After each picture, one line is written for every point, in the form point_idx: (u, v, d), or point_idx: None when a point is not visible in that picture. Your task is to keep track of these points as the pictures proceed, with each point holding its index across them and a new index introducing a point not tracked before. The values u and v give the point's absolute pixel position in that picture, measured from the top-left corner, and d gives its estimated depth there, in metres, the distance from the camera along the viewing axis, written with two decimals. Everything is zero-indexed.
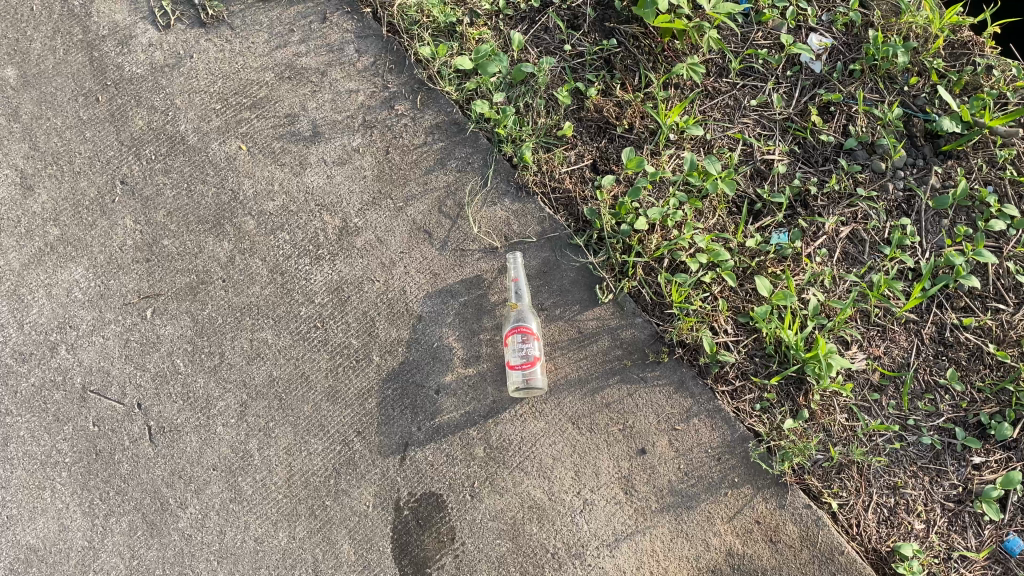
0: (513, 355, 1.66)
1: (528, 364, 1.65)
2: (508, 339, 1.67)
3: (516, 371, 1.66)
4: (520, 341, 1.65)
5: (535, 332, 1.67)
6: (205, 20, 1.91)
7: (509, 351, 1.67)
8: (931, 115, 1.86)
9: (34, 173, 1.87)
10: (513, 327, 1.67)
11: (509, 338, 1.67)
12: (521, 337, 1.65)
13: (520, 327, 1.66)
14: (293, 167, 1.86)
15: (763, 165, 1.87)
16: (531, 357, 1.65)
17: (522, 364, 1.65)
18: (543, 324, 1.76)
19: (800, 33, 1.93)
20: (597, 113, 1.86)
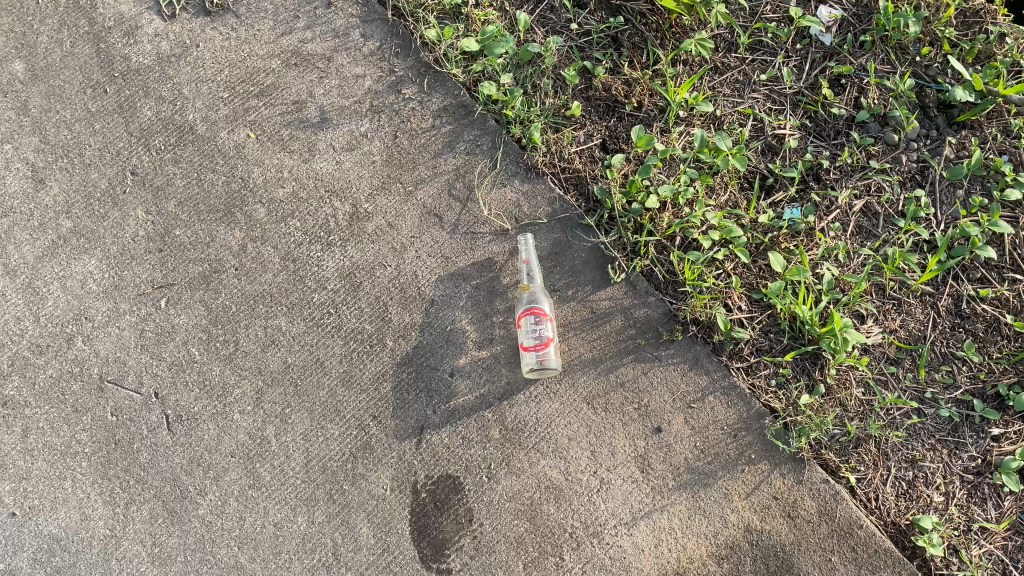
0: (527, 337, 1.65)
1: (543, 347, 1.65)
2: (522, 320, 1.66)
3: (530, 353, 1.66)
4: (535, 323, 1.65)
5: (548, 313, 1.67)
6: (211, 8, 1.90)
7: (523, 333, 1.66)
8: (944, 85, 1.83)
9: (45, 167, 1.88)
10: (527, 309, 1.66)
11: (523, 320, 1.66)
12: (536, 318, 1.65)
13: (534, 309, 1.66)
14: (302, 154, 1.86)
15: (775, 140, 1.85)
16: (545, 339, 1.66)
17: (537, 346, 1.65)
18: (556, 305, 1.75)
19: (809, 5, 1.91)
20: (605, 91, 1.85)
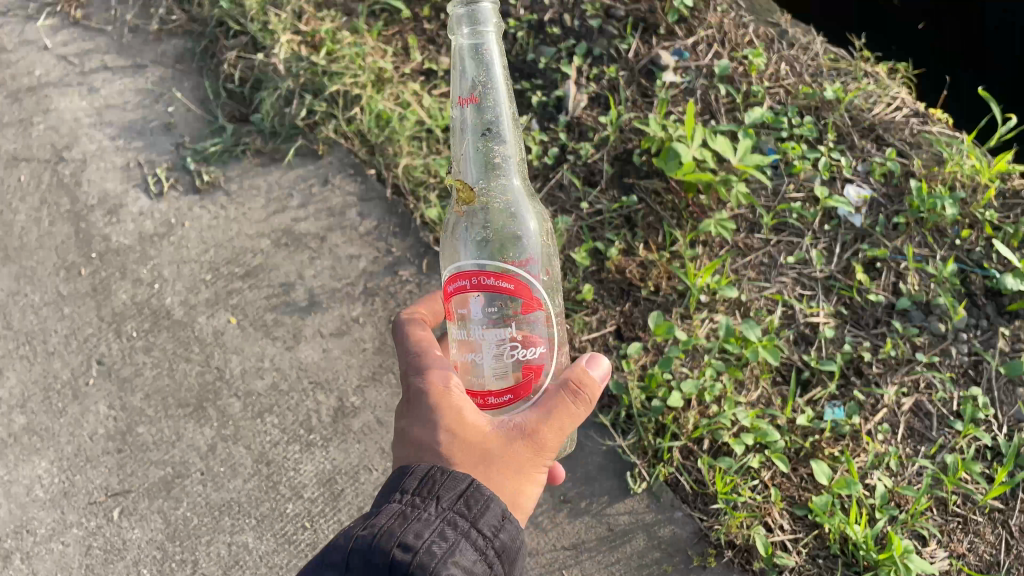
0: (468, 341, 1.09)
1: (504, 370, 1.09)
2: (460, 301, 1.09)
3: (483, 392, 1.10)
4: (495, 314, 1.08)
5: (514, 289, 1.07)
6: (200, 185, 1.86)
7: (461, 319, 1.09)
8: (991, 270, 1.75)
9: (4, 356, 1.72)
10: (464, 277, 1.07)
11: (466, 301, 1.08)
12: (493, 302, 1.08)
13: (475, 283, 1.07)
14: (286, 341, 1.72)
15: (808, 328, 1.74)
16: (521, 365, 1.10)
17: (496, 390, 1.09)
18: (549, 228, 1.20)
19: (836, 184, 1.90)
20: (619, 273, 1.78)
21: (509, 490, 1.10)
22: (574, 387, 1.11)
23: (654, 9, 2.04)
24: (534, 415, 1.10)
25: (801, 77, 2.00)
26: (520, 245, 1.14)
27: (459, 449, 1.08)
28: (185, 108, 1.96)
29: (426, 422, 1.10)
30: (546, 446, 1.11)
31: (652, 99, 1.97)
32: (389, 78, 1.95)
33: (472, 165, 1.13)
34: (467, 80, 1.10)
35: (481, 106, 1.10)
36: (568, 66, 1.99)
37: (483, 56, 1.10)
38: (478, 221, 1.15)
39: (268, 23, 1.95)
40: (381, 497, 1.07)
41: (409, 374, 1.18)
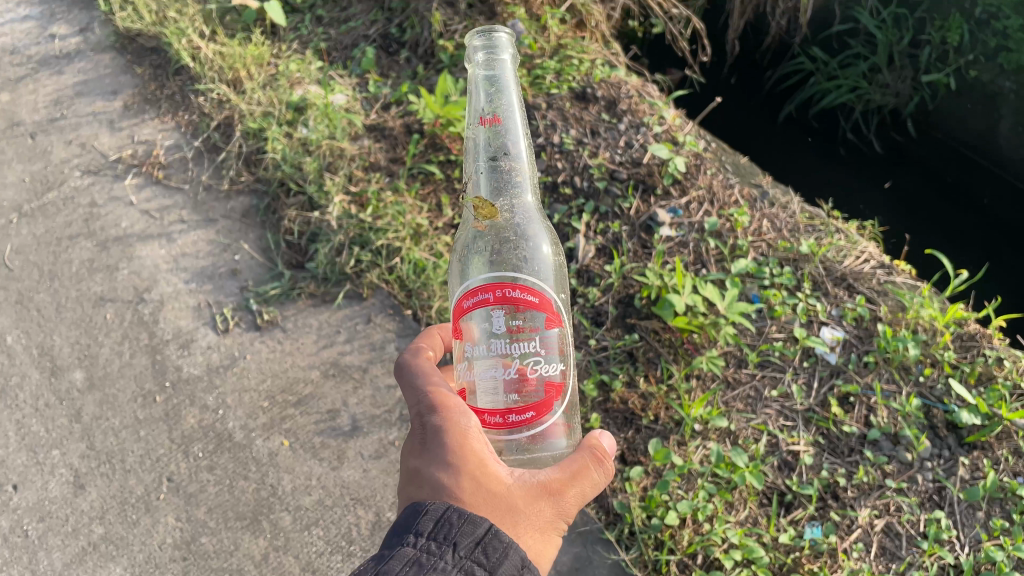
0: (495, 351, 1.27)
1: (527, 380, 1.28)
2: (488, 311, 1.28)
3: (506, 410, 1.28)
4: (521, 326, 1.28)
5: (533, 301, 1.29)
6: (261, 323, 2.18)
7: (488, 330, 1.28)
8: (950, 405, 2.01)
9: (87, 472, 1.98)
10: (491, 290, 1.27)
11: (495, 312, 1.28)
12: (521, 314, 1.28)
13: (503, 293, 1.27)
14: (331, 462, 1.97)
15: (790, 455, 1.97)
16: (544, 380, 1.30)
17: (520, 408, 1.28)
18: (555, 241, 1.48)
19: (813, 326, 2.17)
20: (622, 403, 2.04)
21: (535, 547, 1.24)
22: (597, 458, 1.31)
23: (652, 172, 2.38)
24: (556, 476, 1.27)
25: (780, 232, 2.32)
26: (527, 244, 1.41)
27: (477, 494, 1.20)
28: (249, 256, 2.30)
29: (447, 465, 1.20)
30: (566, 497, 1.27)
31: (651, 250, 2.28)
32: (426, 232, 2.31)
33: (485, 181, 1.41)
34: (484, 99, 1.40)
35: (500, 128, 1.39)
36: (578, 221, 2.32)
37: (496, 78, 1.40)
38: (490, 233, 1.41)
39: (324, 185, 2.33)
40: (394, 540, 1.14)
41: (422, 413, 1.27)
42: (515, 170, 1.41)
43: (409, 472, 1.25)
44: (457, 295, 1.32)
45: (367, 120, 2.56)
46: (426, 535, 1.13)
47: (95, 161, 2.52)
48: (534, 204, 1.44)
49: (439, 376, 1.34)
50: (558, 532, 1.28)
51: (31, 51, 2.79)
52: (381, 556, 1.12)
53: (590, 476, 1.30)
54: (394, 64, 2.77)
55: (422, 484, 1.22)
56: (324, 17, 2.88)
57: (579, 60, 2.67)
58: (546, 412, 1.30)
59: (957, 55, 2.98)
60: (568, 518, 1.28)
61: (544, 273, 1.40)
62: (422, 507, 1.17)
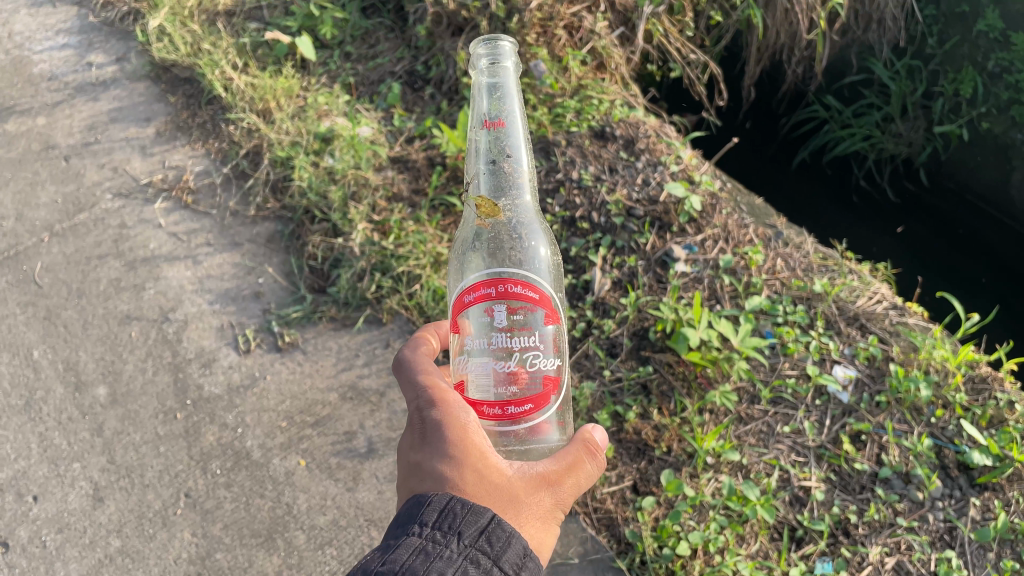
0: (496, 344, 1.37)
1: (527, 372, 1.38)
2: (490, 306, 1.37)
3: (505, 402, 1.38)
4: (522, 321, 1.38)
5: (533, 297, 1.39)
6: (282, 345, 2.22)
7: (490, 324, 1.37)
8: (962, 446, 2.02)
9: (106, 485, 2.01)
10: (493, 285, 1.37)
11: (497, 307, 1.37)
12: (522, 310, 1.38)
13: (505, 289, 1.37)
14: (346, 482, 2.00)
15: (801, 490, 1.99)
16: (541, 374, 1.40)
17: (519, 399, 1.38)
18: (552, 238, 1.56)
19: (826, 363, 2.19)
20: (635, 434, 2.06)
21: (536, 535, 1.34)
22: (589, 451, 1.43)
23: (668, 210, 2.43)
24: (553, 468, 1.38)
25: (793, 271, 2.36)
26: (524, 244, 1.50)
27: (479, 485, 1.28)
28: (273, 280, 2.36)
29: (449, 458, 1.29)
30: (562, 486, 1.37)
31: (666, 284, 2.32)
32: (445, 261, 2.36)
33: (486, 181, 1.48)
34: (486, 104, 1.46)
35: (502, 131, 1.45)
36: (595, 254, 2.37)
37: (499, 84, 1.46)
38: (489, 231, 1.51)
39: (348, 214, 2.40)
40: (400, 530, 1.20)
41: (423, 410, 1.35)
42: (514, 172, 1.47)
43: (411, 465, 1.32)
44: (459, 290, 1.40)
45: (391, 152, 2.63)
46: (431, 525, 1.20)
47: (126, 184, 2.58)
48: (532, 205, 1.52)
49: (436, 372, 1.43)
50: (556, 520, 1.38)
51: (70, 78, 2.88)
52: (388, 545, 1.18)
53: (583, 468, 1.41)
54: (419, 100, 2.86)
55: (424, 476, 1.29)
56: (353, 52, 2.97)
57: (600, 100, 2.74)
58: (546, 403, 1.41)
59: (970, 107, 3.04)
60: (565, 507, 1.39)
61: (540, 270, 1.50)
62: (426, 498, 1.24)
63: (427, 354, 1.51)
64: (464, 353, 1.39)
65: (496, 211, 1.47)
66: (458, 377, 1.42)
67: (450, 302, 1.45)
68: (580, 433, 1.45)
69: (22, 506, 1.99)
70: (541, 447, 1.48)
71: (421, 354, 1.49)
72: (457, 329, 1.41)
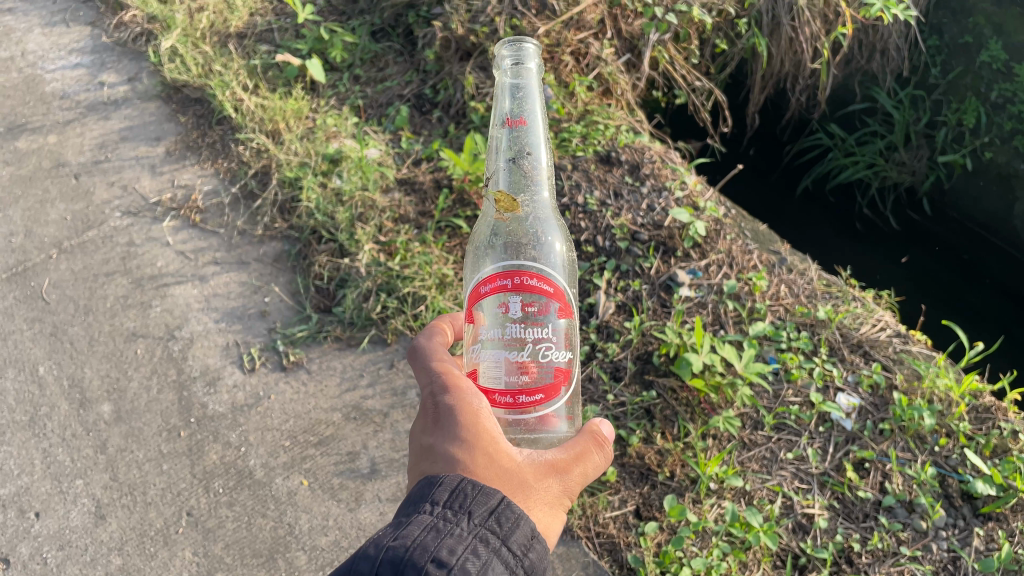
0: (510, 335, 1.38)
1: (539, 364, 1.39)
2: (506, 297, 1.39)
3: (516, 391, 1.38)
4: (536, 313, 1.39)
5: (547, 290, 1.40)
6: (286, 364, 2.23)
7: (505, 315, 1.39)
8: (965, 475, 2.02)
9: (109, 503, 2.01)
10: (508, 278, 1.37)
11: (512, 299, 1.39)
12: (537, 302, 1.39)
13: (522, 281, 1.38)
14: (348, 503, 2.00)
15: (804, 517, 1.98)
16: (553, 366, 1.41)
17: (530, 389, 1.38)
18: (567, 234, 1.58)
19: (829, 391, 2.19)
20: (638, 458, 2.06)
21: (543, 519, 1.35)
22: (597, 443, 1.45)
23: (672, 235, 2.45)
24: (560, 457, 1.40)
25: (797, 297, 2.38)
26: (540, 240, 1.52)
27: (489, 468, 1.30)
28: (279, 299, 2.37)
29: (461, 441, 1.31)
30: (570, 474, 1.40)
31: (670, 309, 2.33)
32: (451, 282, 2.37)
33: (505, 177, 1.49)
34: (509, 103, 1.47)
35: (525, 129, 1.46)
36: (599, 278, 2.38)
37: (523, 84, 1.47)
38: (506, 226, 1.52)
39: (355, 234, 2.42)
40: (412, 508, 1.21)
41: (437, 395, 1.37)
42: (534, 171, 1.48)
43: (424, 448, 1.34)
44: (475, 280, 1.42)
45: (399, 174, 2.66)
46: (442, 504, 1.20)
47: (135, 202, 2.60)
48: (550, 203, 1.54)
49: (449, 360, 1.45)
50: (562, 507, 1.39)
51: (81, 97, 2.92)
52: (399, 523, 1.18)
53: (590, 458, 1.44)
54: (427, 123, 2.88)
55: (436, 458, 1.31)
56: (362, 75, 3.00)
57: (606, 126, 2.76)
58: (556, 394, 1.41)
59: (973, 136, 3.07)
60: (572, 495, 1.41)
61: (555, 267, 1.51)
62: (437, 479, 1.25)
63: (442, 343, 1.53)
64: (478, 342, 1.41)
65: (515, 206, 1.48)
66: (470, 366, 1.44)
67: (466, 292, 1.47)
68: (587, 426, 1.48)
69: (23, 522, 1.99)
70: (548, 437, 1.49)
71: (435, 343, 1.51)
72: (472, 319, 1.43)
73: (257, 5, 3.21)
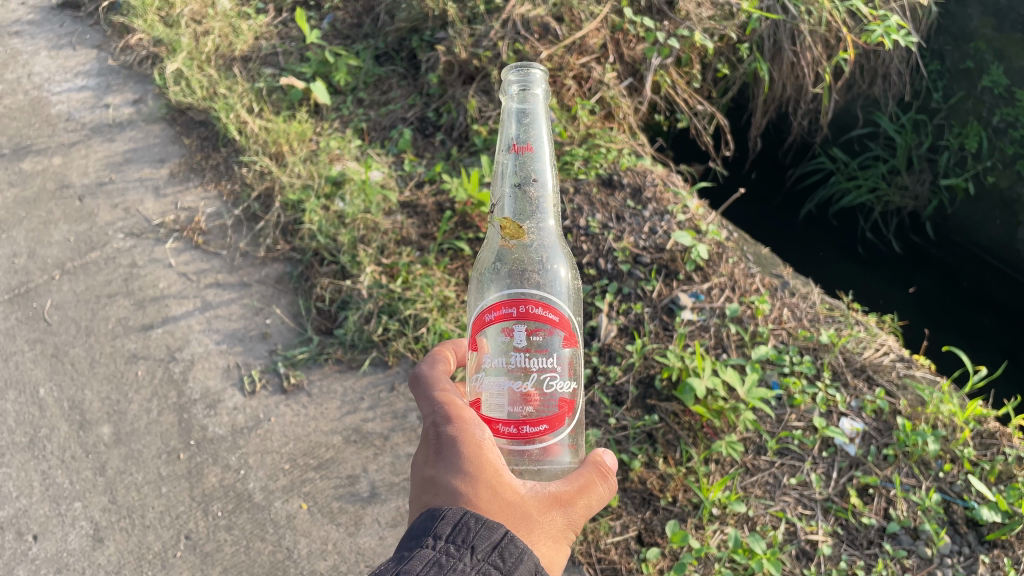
0: (514, 363, 1.38)
1: (542, 394, 1.39)
2: (510, 325, 1.38)
3: (520, 421, 1.38)
4: (540, 342, 1.40)
5: (553, 319, 1.40)
6: (287, 386, 2.23)
7: (508, 343, 1.38)
8: (970, 501, 2.00)
9: (106, 526, 2.00)
10: (514, 305, 1.37)
11: (516, 327, 1.38)
12: (541, 331, 1.40)
13: (526, 309, 1.37)
14: (348, 527, 1.99)
15: (808, 543, 1.96)
16: (557, 397, 1.40)
17: (534, 419, 1.39)
18: (572, 263, 1.58)
19: (832, 416, 2.17)
20: (640, 483, 2.05)
21: (547, 553, 1.33)
22: (601, 474, 1.44)
23: (675, 258, 2.45)
24: (564, 489, 1.39)
25: (800, 321, 2.37)
26: (545, 267, 1.52)
27: (492, 501, 1.29)
28: (281, 321, 2.37)
29: (464, 474, 1.29)
30: (574, 507, 1.39)
31: (673, 332, 2.32)
32: (452, 304, 2.37)
33: (511, 204, 1.48)
34: (515, 129, 1.48)
35: (531, 155, 1.46)
36: (601, 301, 2.38)
37: (528, 110, 1.48)
38: (512, 253, 1.52)
39: (357, 256, 2.43)
40: (413, 542, 1.20)
41: (439, 426, 1.36)
42: (539, 196, 1.49)
43: (425, 480, 1.33)
44: (479, 308, 1.41)
45: (401, 197, 2.66)
46: (445, 538, 1.20)
47: (138, 224, 2.61)
48: (555, 231, 1.54)
49: (452, 390, 1.44)
50: (567, 541, 1.38)
51: (86, 119, 2.94)
52: (401, 557, 1.17)
53: (595, 490, 1.43)
54: (429, 146, 2.90)
55: (439, 491, 1.29)
56: (365, 98, 3.02)
57: (608, 149, 2.77)
58: (560, 424, 1.41)
59: (976, 161, 3.08)
60: (576, 528, 1.39)
61: (560, 295, 1.52)
62: (440, 512, 1.24)
63: (444, 371, 1.52)
64: (482, 371, 1.41)
65: (521, 232, 1.48)
66: (473, 395, 1.43)
67: (470, 320, 1.46)
68: (591, 457, 1.47)
69: (21, 545, 1.98)
70: (552, 467, 1.48)
71: (437, 370, 1.50)
72: (476, 346, 1.42)
73: (262, 29, 3.24)
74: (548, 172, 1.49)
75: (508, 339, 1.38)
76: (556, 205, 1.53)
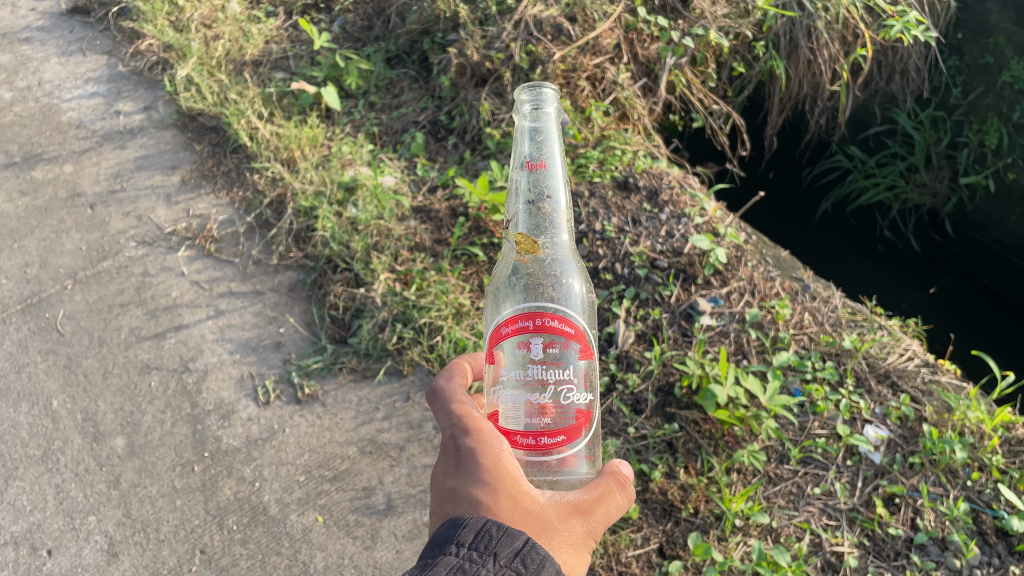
0: (531, 376, 1.34)
1: (559, 406, 1.35)
2: (526, 338, 1.35)
3: (538, 433, 1.35)
4: (556, 354, 1.35)
5: (569, 331, 1.36)
6: (301, 397, 2.20)
7: (525, 356, 1.34)
8: (999, 511, 1.95)
9: (121, 540, 1.98)
10: (528, 319, 1.34)
11: (533, 340, 1.35)
12: (557, 344, 1.35)
13: (542, 322, 1.34)
14: (364, 539, 1.96)
15: (834, 555, 1.92)
16: (574, 408, 1.37)
17: (551, 431, 1.35)
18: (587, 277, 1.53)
19: (857, 423, 2.13)
20: (661, 494, 2.01)
21: (569, 561, 1.30)
22: (619, 482, 1.41)
23: (693, 262, 2.41)
24: (583, 497, 1.36)
25: (822, 326, 2.33)
26: (560, 281, 1.47)
27: (512, 509, 1.26)
28: (294, 329, 2.35)
29: (485, 483, 1.26)
30: (593, 515, 1.35)
31: (691, 338, 2.28)
32: (467, 312, 2.33)
33: (524, 220, 1.46)
34: (528, 146, 1.44)
35: (545, 172, 1.43)
36: (619, 306, 2.34)
37: (541, 128, 1.44)
38: (526, 267, 1.48)
39: (370, 264, 2.40)
40: (436, 551, 1.17)
41: (457, 438, 1.33)
42: (552, 212, 1.45)
43: (445, 491, 1.29)
44: (496, 321, 1.38)
45: (414, 202, 2.63)
46: (467, 546, 1.16)
47: (150, 232, 2.59)
48: (570, 245, 1.50)
49: (468, 402, 1.40)
50: (587, 549, 1.34)
51: (97, 125, 2.92)
52: (424, 565, 1.14)
53: (613, 498, 1.40)
54: (442, 150, 2.86)
55: (459, 501, 1.26)
56: (377, 102, 2.99)
57: (623, 151, 2.72)
58: (576, 436, 1.37)
59: (996, 157, 3.01)
60: (596, 536, 1.36)
61: (574, 308, 1.46)
62: (461, 520, 1.21)
63: (461, 384, 1.48)
64: (498, 384, 1.37)
65: (535, 247, 1.45)
66: (491, 408, 1.40)
67: (487, 333, 1.43)
68: (607, 466, 1.44)
69: (35, 560, 1.96)
70: (568, 479, 1.43)
71: (454, 384, 1.46)
72: (492, 360, 1.39)
73: (272, 33, 3.23)
74: (562, 188, 1.45)
75: (523, 355, 1.35)
76: (570, 220, 1.49)
